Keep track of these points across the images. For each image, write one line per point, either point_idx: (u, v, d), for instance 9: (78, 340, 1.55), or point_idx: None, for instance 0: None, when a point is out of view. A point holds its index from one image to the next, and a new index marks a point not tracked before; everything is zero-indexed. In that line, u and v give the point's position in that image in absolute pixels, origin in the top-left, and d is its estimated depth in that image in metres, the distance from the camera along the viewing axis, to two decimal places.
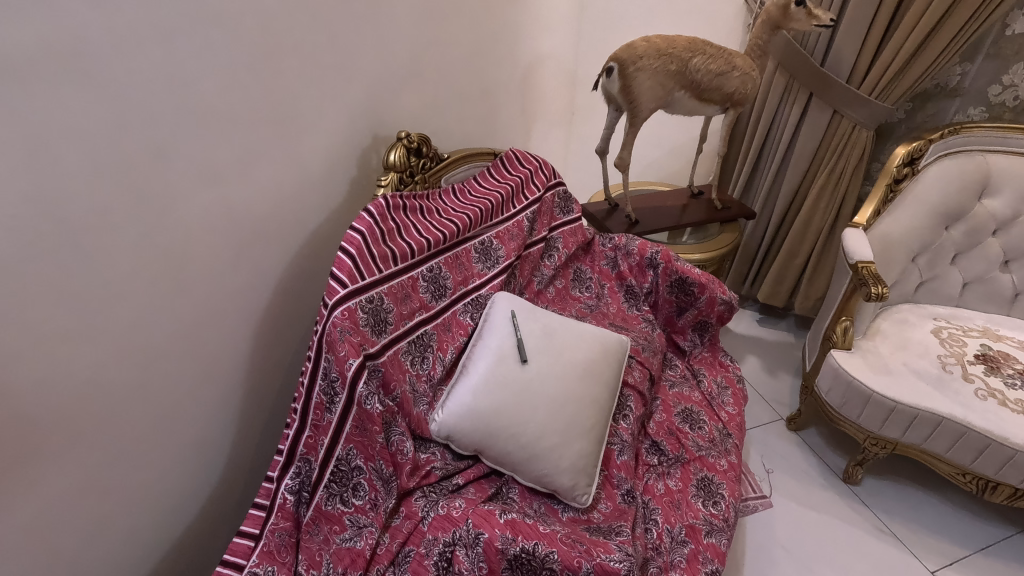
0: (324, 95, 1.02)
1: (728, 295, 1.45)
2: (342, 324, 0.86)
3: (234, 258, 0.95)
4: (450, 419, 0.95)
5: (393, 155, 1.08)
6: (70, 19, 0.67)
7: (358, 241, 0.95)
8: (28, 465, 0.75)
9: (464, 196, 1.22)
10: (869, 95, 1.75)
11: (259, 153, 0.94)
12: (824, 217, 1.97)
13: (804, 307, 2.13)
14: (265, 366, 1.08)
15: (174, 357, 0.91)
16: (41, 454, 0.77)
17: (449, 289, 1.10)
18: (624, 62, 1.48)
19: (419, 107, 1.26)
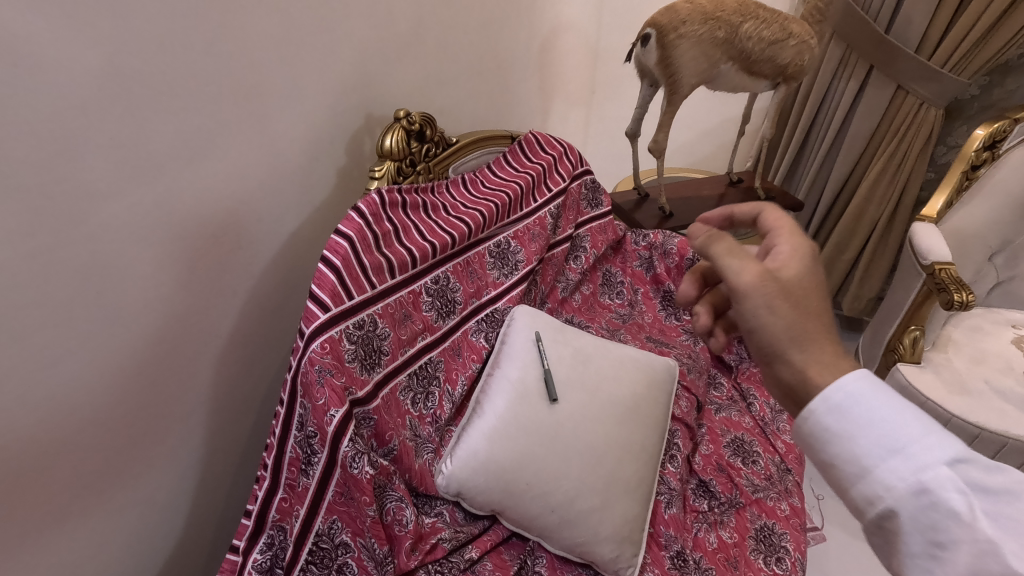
0: (301, 63, 0.81)
1: None
2: (321, 362, 0.67)
3: (189, 273, 0.75)
4: (461, 473, 0.76)
5: (389, 140, 0.87)
6: None
7: (344, 250, 0.75)
8: None
9: (476, 189, 1.01)
10: (942, 68, 1.51)
11: (217, 137, 0.73)
12: (880, 208, 1.75)
13: (852, 308, 1.91)
14: (237, 400, 0.89)
15: (113, 399, 0.71)
16: None
17: (459, 304, 0.90)
18: (664, 29, 1.25)
19: (421, 81, 1.05)
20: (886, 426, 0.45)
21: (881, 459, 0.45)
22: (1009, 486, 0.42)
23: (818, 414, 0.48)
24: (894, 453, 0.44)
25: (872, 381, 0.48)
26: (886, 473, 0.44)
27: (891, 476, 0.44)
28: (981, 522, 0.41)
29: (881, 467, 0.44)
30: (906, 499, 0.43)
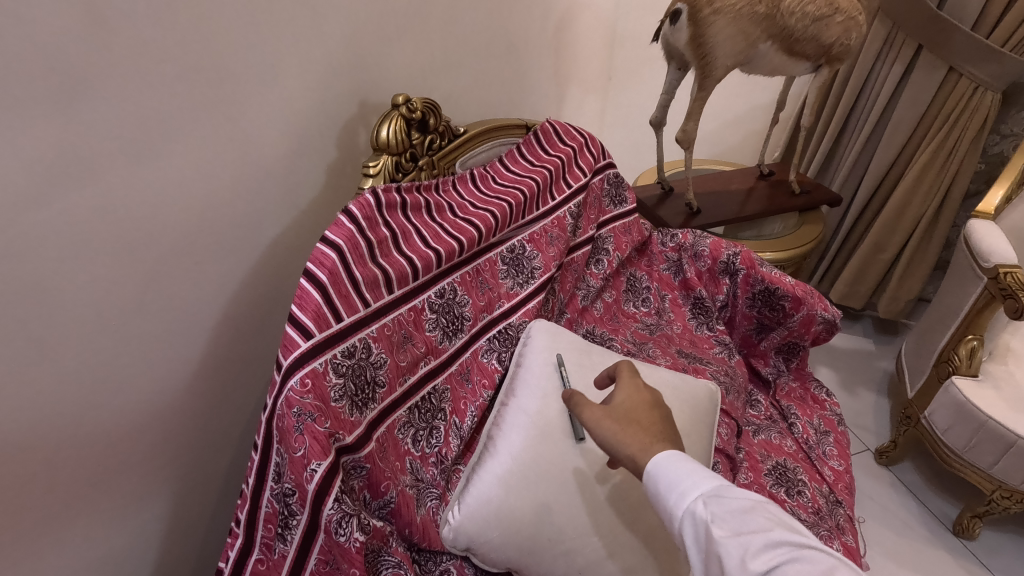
0: (280, 40, 0.68)
1: (830, 312, 1.11)
2: (302, 403, 0.55)
3: (146, 289, 0.63)
4: (471, 526, 0.64)
5: (385, 130, 0.74)
6: None
7: (331, 262, 0.62)
8: None
9: (487, 186, 0.88)
10: (1002, 48, 1.36)
11: (176, 127, 0.61)
12: (925, 203, 1.60)
13: (889, 310, 1.77)
14: (212, 431, 0.78)
15: (55, 441, 0.60)
16: None
17: (468, 321, 0.78)
18: (697, 3, 1.12)
19: (425, 62, 0.92)
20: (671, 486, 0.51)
21: (672, 522, 0.51)
22: (743, 509, 0.48)
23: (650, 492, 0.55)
24: (674, 515, 0.51)
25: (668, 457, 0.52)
26: (677, 530, 0.51)
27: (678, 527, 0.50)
28: (728, 551, 0.45)
29: (675, 525, 0.51)
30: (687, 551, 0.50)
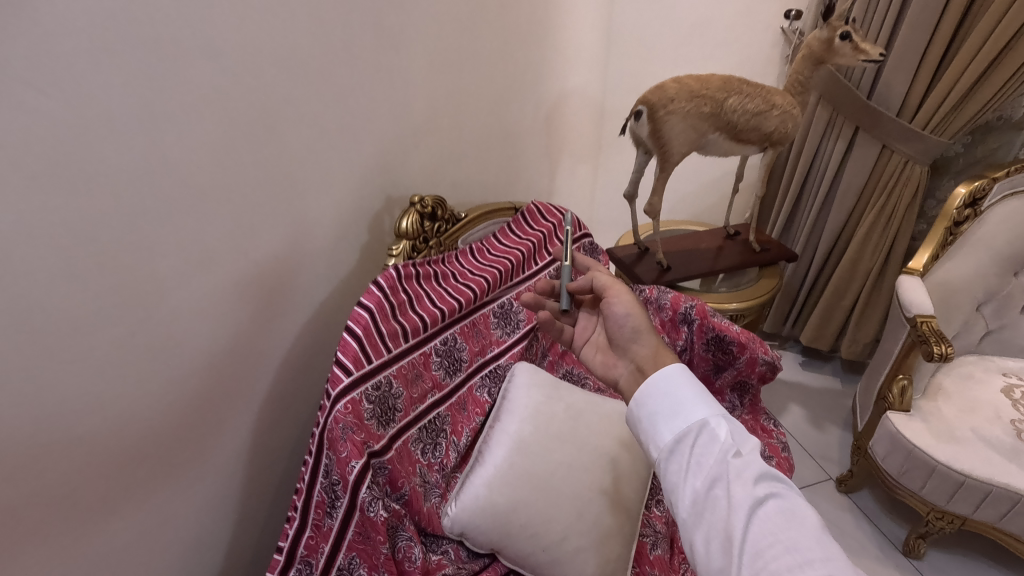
0: (331, 161, 0.94)
1: (770, 354, 1.33)
2: (345, 420, 0.79)
3: (234, 344, 0.86)
4: (464, 515, 0.86)
5: (405, 222, 1.01)
6: (39, 115, 0.59)
7: (365, 319, 0.88)
8: None
9: (482, 257, 1.14)
10: (922, 130, 1.61)
11: (258, 229, 0.85)
12: (873, 257, 1.82)
13: (853, 351, 1.96)
14: (272, 450, 1.00)
15: (165, 457, 0.82)
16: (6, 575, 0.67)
17: (465, 362, 1.03)
18: (654, 106, 1.37)
19: (435, 163, 1.19)
20: (680, 402, 0.64)
21: (661, 422, 0.64)
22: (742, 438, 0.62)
23: (631, 407, 0.68)
24: (671, 415, 0.64)
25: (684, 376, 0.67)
26: (663, 428, 0.64)
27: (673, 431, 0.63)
28: (733, 462, 0.59)
29: (661, 425, 0.64)
30: (672, 442, 0.62)
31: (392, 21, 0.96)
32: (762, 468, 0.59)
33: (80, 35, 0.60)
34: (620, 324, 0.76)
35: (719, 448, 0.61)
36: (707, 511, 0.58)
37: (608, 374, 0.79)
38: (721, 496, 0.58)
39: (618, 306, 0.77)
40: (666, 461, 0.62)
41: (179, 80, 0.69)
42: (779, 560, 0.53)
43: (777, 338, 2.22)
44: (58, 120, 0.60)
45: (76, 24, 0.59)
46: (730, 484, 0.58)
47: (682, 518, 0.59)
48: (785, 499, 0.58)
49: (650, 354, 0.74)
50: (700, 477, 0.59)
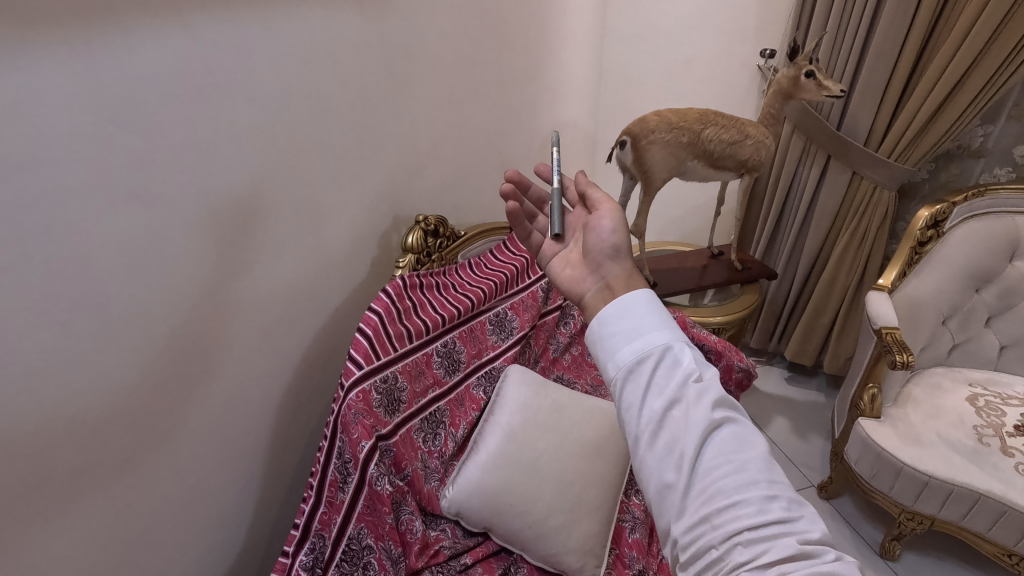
0: (347, 185, 1.07)
1: (744, 362, 1.44)
2: (356, 407, 0.91)
3: (262, 342, 0.99)
4: (459, 497, 0.98)
5: (411, 237, 1.15)
6: (121, 148, 0.72)
7: (374, 322, 1.00)
8: (56, 550, 0.77)
9: (480, 270, 1.26)
10: (888, 157, 1.65)
11: (287, 243, 0.98)
12: (849, 278, 1.87)
13: (834, 365, 2.00)
14: (289, 440, 1.12)
15: (200, 440, 0.93)
16: (69, 535, 0.78)
17: (463, 363, 1.14)
18: (637, 136, 1.48)
19: (437, 187, 1.32)
20: (646, 329, 0.67)
21: (624, 343, 0.67)
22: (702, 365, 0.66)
23: (597, 328, 0.70)
24: (636, 337, 0.66)
25: (651, 305, 0.69)
26: (626, 350, 0.66)
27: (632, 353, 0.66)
28: (693, 388, 0.62)
29: (625, 347, 0.67)
30: (634, 363, 0.64)
31: (401, 65, 1.11)
32: (718, 394, 0.63)
33: (153, 77, 0.73)
34: (601, 240, 0.80)
35: (681, 373, 0.64)
36: (663, 430, 0.61)
37: (574, 288, 0.81)
38: (678, 416, 0.61)
39: (605, 223, 0.81)
40: (625, 381, 0.64)
41: (227, 114, 0.82)
42: (727, 478, 0.58)
43: (764, 355, 2.31)
44: (133, 146, 0.73)
45: (152, 68, 0.72)
46: (689, 407, 0.61)
47: (635, 435, 0.62)
48: (734, 425, 0.63)
49: (622, 275, 0.77)
50: (659, 398, 0.62)
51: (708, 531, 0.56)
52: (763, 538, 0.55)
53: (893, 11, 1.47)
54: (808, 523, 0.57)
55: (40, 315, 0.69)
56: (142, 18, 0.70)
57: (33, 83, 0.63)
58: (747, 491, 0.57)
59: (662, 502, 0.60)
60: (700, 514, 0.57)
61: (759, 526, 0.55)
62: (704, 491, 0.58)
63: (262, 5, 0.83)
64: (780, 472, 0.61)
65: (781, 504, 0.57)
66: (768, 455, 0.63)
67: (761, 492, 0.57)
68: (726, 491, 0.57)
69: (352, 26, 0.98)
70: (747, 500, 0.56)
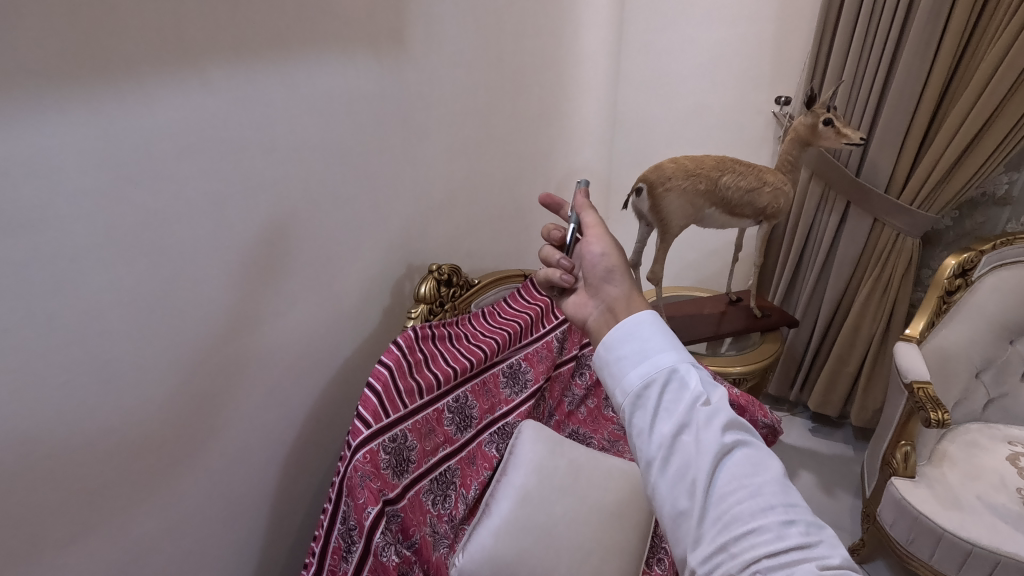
0: (360, 235, 1.05)
1: (770, 418, 1.37)
2: (363, 468, 0.87)
3: (269, 398, 0.95)
4: (470, 566, 0.92)
5: (423, 288, 1.13)
6: (131, 204, 0.70)
7: (384, 377, 0.97)
8: None
9: (494, 319, 1.22)
10: (911, 205, 1.59)
11: (297, 295, 0.95)
12: (873, 326, 1.78)
13: (861, 418, 1.88)
14: (292, 498, 1.06)
15: (200, 502, 0.89)
16: None
17: (475, 419, 1.10)
18: (653, 183, 1.43)
19: (451, 234, 1.30)
20: (650, 350, 0.64)
21: (629, 367, 0.64)
22: (710, 385, 0.63)
23: (602, 352, 0.68)
24: (641, 360, 0.64)
25: (655, 325, 0.67)
26: (631, 373, 0.64)
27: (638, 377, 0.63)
28: (702, 409, 0.60)
29: (631, 370, 0.64)
30: (640, 387, 0.62)
31: (418, 115, 1.11)
32: (728, 415, 0.61)
33: (170, 133, 0.72)
34: (593, 263, 0.79)
35: (689, 394, 0.61)
36: (674, 456, 0.58)
37: (576, 312, 0.79)
38: (688, 441, 0.59)
39: (595, 247, 0.80)
40: (633, 406, 0.62)
41: (242, 167, 0.81)
42: (743, 504, 0.56)
43: (786, 404, 2.17)
44: (147, 202, 0.72)
45: (170, 125, 0.72)
46: (699, 431, 0.59)
47: (646, 461, 0.60)
48: (747, 445, 0.60)
49: (621, 299, 0.74)
50: (668, 423, 0.60)
51: (726, 559, 0.54)
52: (784, 566, 0.52)
53: (910, 60, 1.43)
54: (830, 548, 0.54)
55: (44, 375, 0.67)
56: (161, 75, 0.70)
57: (50, 142, 0.62)
58: (763, 517, 0.55)
59: (678, 530, 0.57)
60: (717, 542, 0.55)
61: (779, 553, 0.52)
62: (720, 518, 0.56)
63: (281, 62, 0.84)
64: (798, 495, 0.58)
65: (800, 529, 0.54)
66: (783, 476, 0.60)
67: (778, 517, 0.55)
68: (743, 518, 0.55)
69: (370, 78, 0.99)
70: (765, 527, 0.54)
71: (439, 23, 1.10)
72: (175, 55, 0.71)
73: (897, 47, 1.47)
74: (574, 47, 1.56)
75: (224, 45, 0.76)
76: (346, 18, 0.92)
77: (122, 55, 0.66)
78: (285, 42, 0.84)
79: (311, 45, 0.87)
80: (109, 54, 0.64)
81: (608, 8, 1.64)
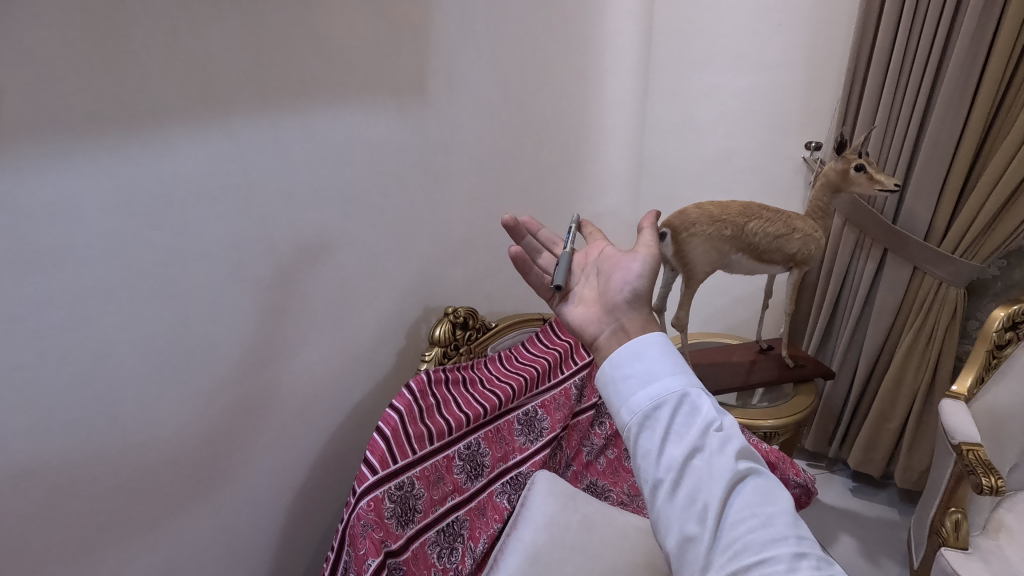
0: (377, 278, 1.06)
1: (802, 476, 1.22)
2: (366, 517, 0.85)
3: (277, 440, 0.95)
4: None
5: (437, 330, 1.12)
6: (149, 246, 0.72)
7: (394, 421, 0.95)
8: None
9: (510, 363, 1.20)
10: (952, 253, 1.50)
11: (309, 337, 0.96)
12: (916, 380, 1.65)
13: (907, 479, 1.74)
14: (297, 544, 1.04)
15: (202, 546, 0.87)
16: None
17: (487, 468, 1.06)
18: (677, 228, 1.36)
19: (470, 277, 1.30)
20: (661, 371, 0.62)
21: (638, 387, 0.62)
22: (720, 409, 0.61)
23: (608, 370, 0.66)
24: (650, 381, 0.62)
25: (666, 347, 0.65)
26: (640, 394, 0.62)
27: (648, 398, 0.61)
28: (715, 434, 0.58)
29: (638, 391, 0.62)
30: (649, 408, 0.60)
31: (438, 160, 1.13)
32: (740, 442, 0.59)
33: (192, 180, 0.75)
34: (625, 282, 0.73)
35: (701, 419, 0.59)
36: (683, 480, 0.56)
37: (583, 328, 0.75)
38: (700, 466, 0.56)
39: (633, 266, 0.74)
40: (640, 427, 0.60)
41: (261, 212, 0.84)
42: (754, 533, 0.54)
43: (824, 460, 2.04)
44: (164, 243, 0.74)
45: (191, 170, 0.75)
46: (711, 456, 0.57)
47: (652, 484, 0.57)
48: (757, 474, 0.59)
49: (637, 320, 0.72)
50: (678, 446, 0.58)
51: None
52: None
53: (947, 104, 1.38)
54: None
55: (55, 411, 0.68)
56: (187, 125, 0.73)
57: (75, 186, 0.65)
58: (775, 548, 0.53)
59: (683, 558, 0.55)
60: (726, 571, 0.52)
61: None
62: (729, 546, 0.53)
63: (304, 111, 0.87)
64: (808, 528, 0.57)
65: (812, 563, 0.52)
66: (794, 508, 0.58)
67: (790, 549, 0.53)
68: (754, 548, 0.53)
69: (391, 126, 1.01)
70: (777, 558, 0.52)
71: (461, 74, 1.14)
72: (201, 106, 0.74)
73: (931, 92, 1.43)
74: (598, 94, 1.57)
75: (249, 97, 0.79)
76: (369, 70, 0.96)
77: (149, 107, 0.69)
78: (309, 93, 0.87)
79: (334, 96, 0.91)
80: (136, 105, 0.68)
81: (633, 58, 1.67)
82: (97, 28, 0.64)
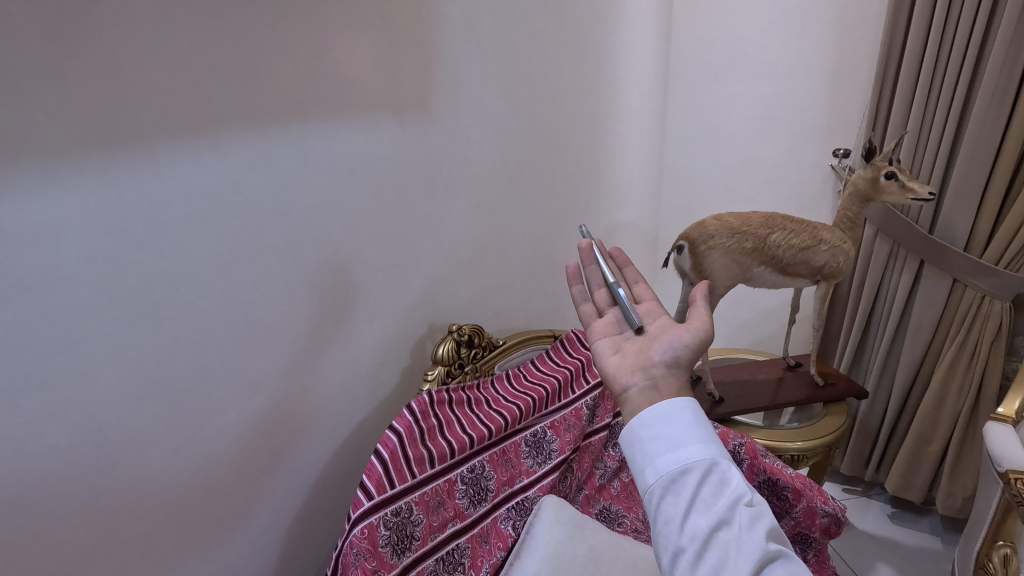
0: (378, 296, 1.04)
1: (832, 504, 1.12)
2: (359, 545, 0.83)
3: (274, 462, 0.93)
4: None
5: (441, 349, 1.10)
6: (136, 266, 0.72)
7: (393, 444, 0.92)
8: None
9: (519, 382, 1.16)
10: (995, 265, 1.41)
11: (306, 357, 0.93)
12: (960, 401, 1.55)
13: (950, 508, 1.62)
14: (294, 566, 1.01)
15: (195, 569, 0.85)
16: None
17: (491, 492, 1.02)
18: (695, 241, 1.31)
19: (477, 294, 1.27)
20: (691, 436, 0.62)
21: (665, 449, 0.62)
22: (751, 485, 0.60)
23: (635, 429, 0.66)
24: (678, 445, 0.62)
25: (697, 414, 0.65)
26: (667, 457, 0.62)
27: (675, 462, 0.61)
28: (744, 509, 0.57)
29: (666, 454, 0.62)
30: (676, 472, 0.60)
31: (443, 176, 1.11)
32: (771, 522, 0.57)
33: (180, 199, 0.74)
34: (670, 347, 0.72)
35: (729, 491, 0.58)
36: (707, 553, 0.55)
37: (615, 379, 0.74)
38: (726, 539, 0.55)
39: (683, 333, 0.73)
40: (665, 490, 0.60)
41: (254, 231, 0.83)
42: None
43: (859, 483, 1.93)
44: (150, 264, 0.73)
45: (179, 190, 0.74)
46: (738, 531, 0.55)
47: (673, 552, 0.56)
48: (790, 560, 0.56)
49: (672, 382, 0.71)
50: (705, 516, 0.57)
51: None
52: None
53: (985, 108, 1.29)
54: None
55: (37, 434, 0.67)
56: (176, 145, 0.73)
57: (58, 207, 0.64)
58: None
59: None
60: None
61: None
62: None
63: (299, 128, 0.86)
64: None
65: None
66: None
67: None
68: None
69: (390, 143, 0.99)
70: None
71: (465, 87, 1.11)
72: (191, 126, 0.74)
73: (967, 98, 1.34)
74: (613, 104, 1.53)
75: (242, 116, 0.79)
76: (366, 86, 0.94)
77: (134, 127, 0.69)
78: (303, 111, 0.86)
79: (331, 113, 0.90)
80: (121, 126, 0.68)
81: (649, 68, 1.63)
82: (79, 49, 0.63)
